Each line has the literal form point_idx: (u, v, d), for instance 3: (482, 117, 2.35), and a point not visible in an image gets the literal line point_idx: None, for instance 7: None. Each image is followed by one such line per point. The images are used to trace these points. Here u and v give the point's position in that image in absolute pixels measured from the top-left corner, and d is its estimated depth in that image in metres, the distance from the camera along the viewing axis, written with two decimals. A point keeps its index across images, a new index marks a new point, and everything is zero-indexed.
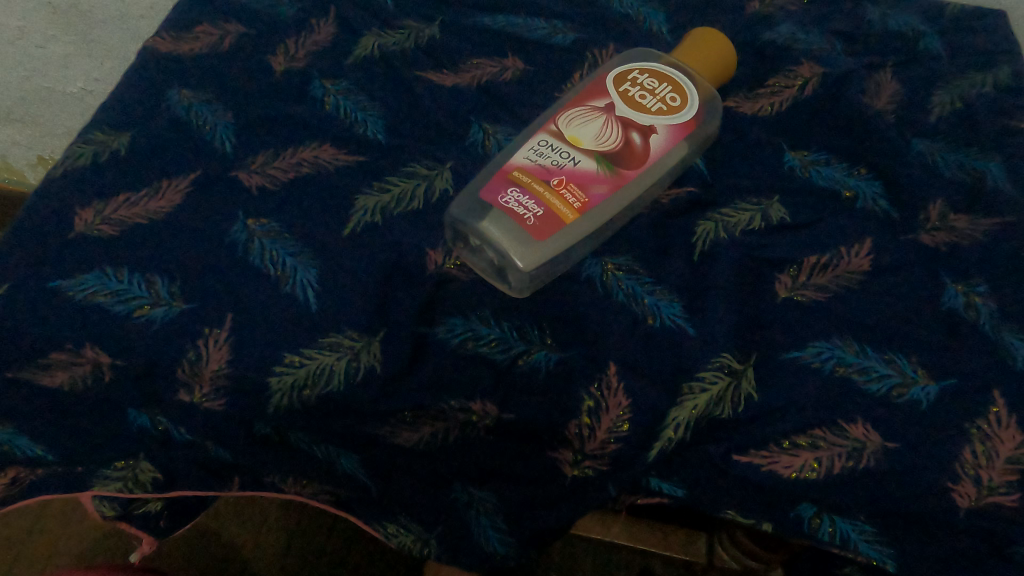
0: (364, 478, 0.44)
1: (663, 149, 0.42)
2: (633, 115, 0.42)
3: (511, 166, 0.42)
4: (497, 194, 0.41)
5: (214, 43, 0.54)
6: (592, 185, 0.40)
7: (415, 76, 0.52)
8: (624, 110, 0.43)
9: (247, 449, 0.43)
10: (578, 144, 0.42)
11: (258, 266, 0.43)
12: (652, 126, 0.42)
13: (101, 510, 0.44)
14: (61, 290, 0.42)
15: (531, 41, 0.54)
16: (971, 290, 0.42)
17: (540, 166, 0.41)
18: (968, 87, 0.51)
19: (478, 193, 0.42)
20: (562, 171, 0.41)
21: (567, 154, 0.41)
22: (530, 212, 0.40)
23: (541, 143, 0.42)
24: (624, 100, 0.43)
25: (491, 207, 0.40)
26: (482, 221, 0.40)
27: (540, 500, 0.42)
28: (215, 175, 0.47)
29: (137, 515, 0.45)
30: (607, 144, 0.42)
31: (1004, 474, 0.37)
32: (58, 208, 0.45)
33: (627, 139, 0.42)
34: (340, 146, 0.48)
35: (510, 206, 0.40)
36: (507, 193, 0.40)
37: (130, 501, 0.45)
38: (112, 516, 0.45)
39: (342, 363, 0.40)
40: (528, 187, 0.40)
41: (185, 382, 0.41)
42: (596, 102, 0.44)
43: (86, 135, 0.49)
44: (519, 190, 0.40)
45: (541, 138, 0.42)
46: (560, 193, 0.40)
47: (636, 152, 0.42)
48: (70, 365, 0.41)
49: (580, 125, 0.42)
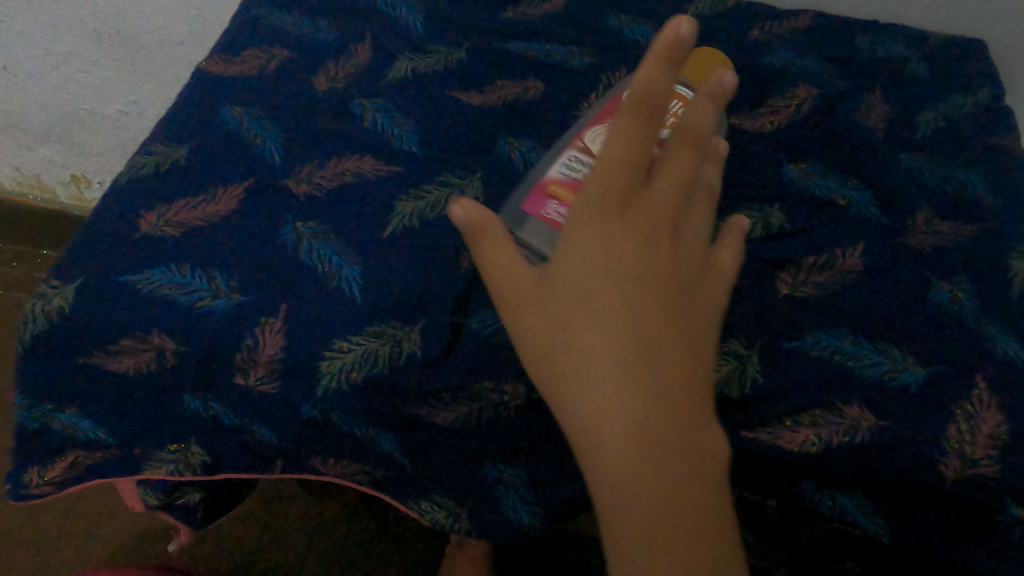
0: (400, 458, 0.46)
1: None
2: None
3: (548, 182, 0.46)
4: (539, 207, 0.45)
5: (262, 66, 0.59)
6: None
7: (446, 95, 0.57)
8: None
9: (296, 432, 0.46)
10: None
11: (308, 263, 0.47)
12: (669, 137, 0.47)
13: (146, 498, 0.48)
14: (132, 283, 0.47)
15: (552, 65, 0.60)
16: (955, 287, 0.46)
17: (575, 180, 0.46)
18: (950, 107, 0.57)
19: (522, 207, 0.46)
20: None
21: None
22: None
23: (573, 159, 0.47)
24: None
25: (534, 219, 0.45)
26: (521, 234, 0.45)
27: (565, 472, 0.45)
28: (266, 183, 0.52)
29: (176, 505, 0.50)
30: None
31: (987, 448, 0.40)
32: (126, 213, 0.50)
33: None
34: (380, 158, 0.53)
35: (551, 217, 0.44)
36: (548, 206, 0.45)
37: (172, 490, 0.49)
38: (154, 504, 0.48)
39: (386, 348, 0.44)
40: (564, 199, 0.45)
41: (242, 366, 0.45)
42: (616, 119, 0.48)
43: (147, 148, 0.54)
44: (558, 202, 0.45)
45: (571, 155, 0.47)
46: None
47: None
48: (137, 352, 0.45)
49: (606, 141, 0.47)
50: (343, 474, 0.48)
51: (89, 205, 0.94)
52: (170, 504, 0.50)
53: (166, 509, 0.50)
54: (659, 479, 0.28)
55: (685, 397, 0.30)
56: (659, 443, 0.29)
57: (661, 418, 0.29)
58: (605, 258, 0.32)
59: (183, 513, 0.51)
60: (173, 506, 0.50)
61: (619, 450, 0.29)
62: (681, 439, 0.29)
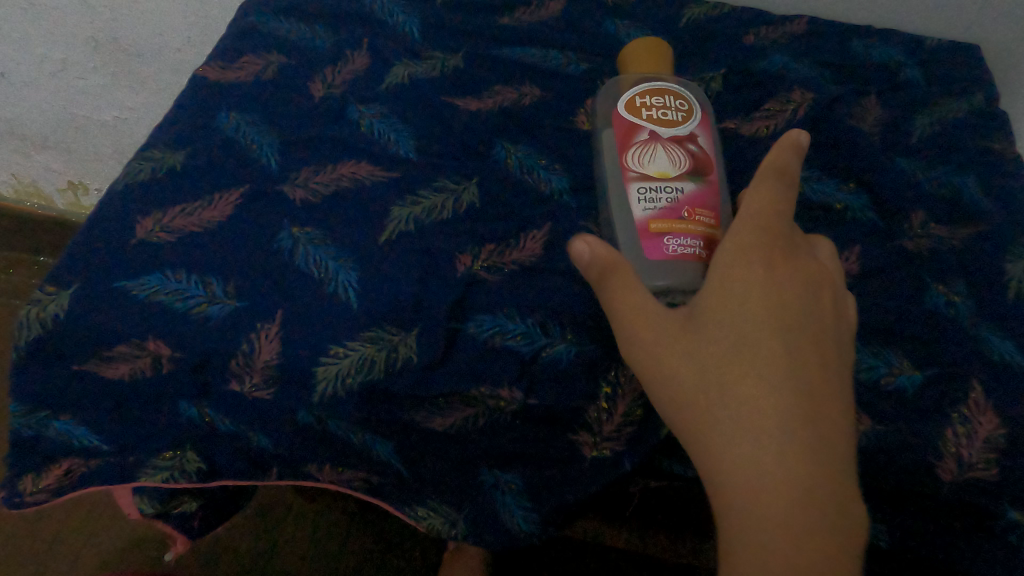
0: (397, 464, 0.46)
1: (709, 144, 0.45)
2: (677, 132, 0.44)
3: (641, 224, 0.42)
4: (660, 250, 0.41)
5: (259, 72, 0.59)
6: (706, 201, 0.42)
7: (442, 100, 0.57)
8: (667, 130, 0.43)
9: (294, 437, 0.46)
10: (670, 175, 0.42)
11: (303, 268, 0.47)
12: (693, 132, 0.44)
13: (142, 507, 0.48)
14: (127, 289, 0.46)
15: (548, 71, 0.60)
16: (951, 290, 0.47)
17: (663, 209, 0.42)
18: (945, 111, 0.58)
19: (634, 259, 0.42)
20: (682, 202, 0.42)
21: (671, 186, 0.42)
22: (695, 247, 0.41)
23: (642, 191, 0.42)
24: (660, 123, 0.43)
25: (661, 264, 0.41)
26: (683, 266, 0.41)
27: (562, 478, 0.45)
28: (262, 189, 0.52)
29: (173, 513, 0.50)
30: (686, 162, 0.43)
31: (984, 452, 0.40)
32: (122, 219, 0.50)
33: (692, 152, 0.43)
34: (376, 164, 0.53)
35: (680, 251, 0.41)
36: (668, 244, 0.41)
37: (168, 499, 0.48)
38: (150, 514, 0.48)
39: (383, 354, 0.44)
40: (675, 229, 0.41)
41: (237, 372, 0.45)
42: (640, 137, 0.43)
43: (143, 153, 0.54)
44: (672, 237, 0.41)
45: (637, 188, 0.42)
46: (697, 219, 0.41)
47: (703, 159, 0.43)
48: (133, 358, 0.46)
49: (656, 161, 0.42)
50: (342, 481, 0.47)
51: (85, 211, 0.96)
52: (167, 512, 0.49)
53: (163, 517, 0.50)
54: (770, 505, 0.31)
55: (797, 426, 0.32)
56: (771, 473, 0.31)
57: (779, 449, 0.31)
58: (752, 278, 0.35)
59: (180, 522, 0.51)
60: (170, 515, 0.50)
61: (771, 485, 0.31)
62: (817, 480, 0.31)
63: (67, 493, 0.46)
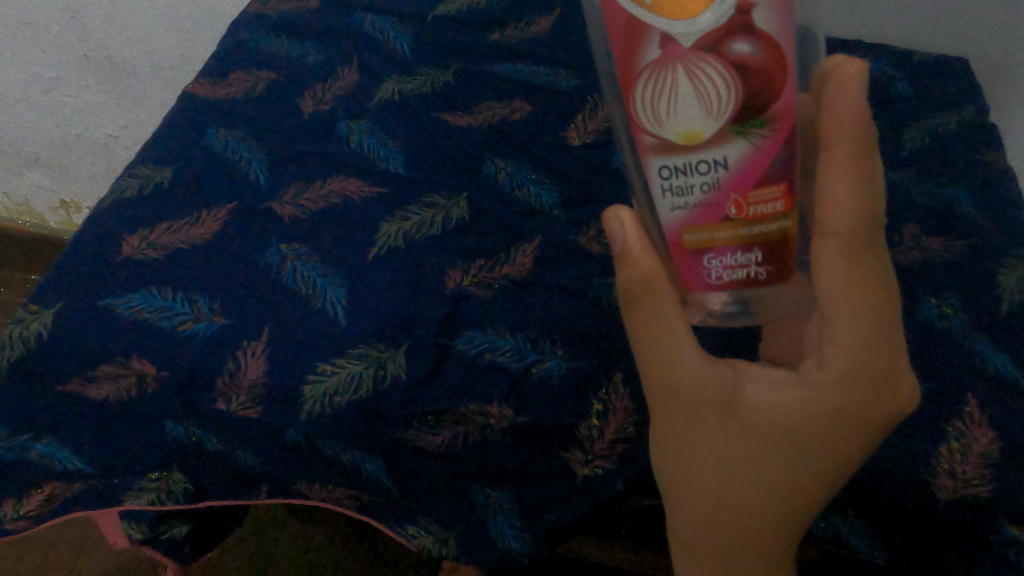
0: (386, 483, 0.45)
1: (781, 19, 0.25)
2: (705, 28, 0.25)
3: (670, 234, 0.29)
4: (699, 273, 0.30)
5: (249, 88, 0.60)
6: (769, 164, 0.27)
7: (432, 115, 0.58)
8: (688, 29, 0.25)
9: (280, 459, 0.45)
10: (702, 137, 0.27)
11: (290, 284, 0.47)
12: (740, 3, 0.25)
13: (128, 533, 0.46)
14: (112, 308, 0.46)
15: (539, 87, 0.61)
16: (943, 303, 0.47)
17: (702, 208, 0.28)
18: (935, 125, 0.58)
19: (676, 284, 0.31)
20: (729, 188, 0.28)
21: (710, 165, 0.27)
22: (754, 261, 0.29)
23: (667, 177, 0.28)
24: (670, 12, 0.25)
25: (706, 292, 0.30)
26: (734, 292, 0.30)
27: (555, 497, 0.44)
28: (250, 205, 0.51)
29: (161, 539, 0.48)
30: (733, 96, 0.26)
31: (978, 467, 0.39)
32: (109, 236, 0.50)
33: (742, 63, 0.25)
34: (365, 180, 0.53)
35: (727, 275, 0.29)
36: (709, 265, 0.29)
37: (157, 525, 0.46)
38: (139, 538, 0.46)
39: (370, 371, 0.44)
40: (720, 240, 0.29)
41: (223, 391, 0.43)
42: (649, 55, 0.26)
43: (132, 170, 0.54)
44: (716, 253, 0.29)
45: (658, 168, 0.28)
46: (754, 216, 0.28)
47: (761, 70, 0.26)
48: (117, 378, 0.45)
49: (681, 108, 0.26)
50: (331, 498, 0.47)
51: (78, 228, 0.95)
52: (155, 538, 0.47)
53: (150, 543, 0.47)
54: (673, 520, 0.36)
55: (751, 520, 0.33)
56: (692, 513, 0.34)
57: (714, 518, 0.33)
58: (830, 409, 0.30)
59: (169, 549, 0.49)
60: (158, 541, 0.48)
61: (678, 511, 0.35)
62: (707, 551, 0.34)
63: (47, 520, 0.45)
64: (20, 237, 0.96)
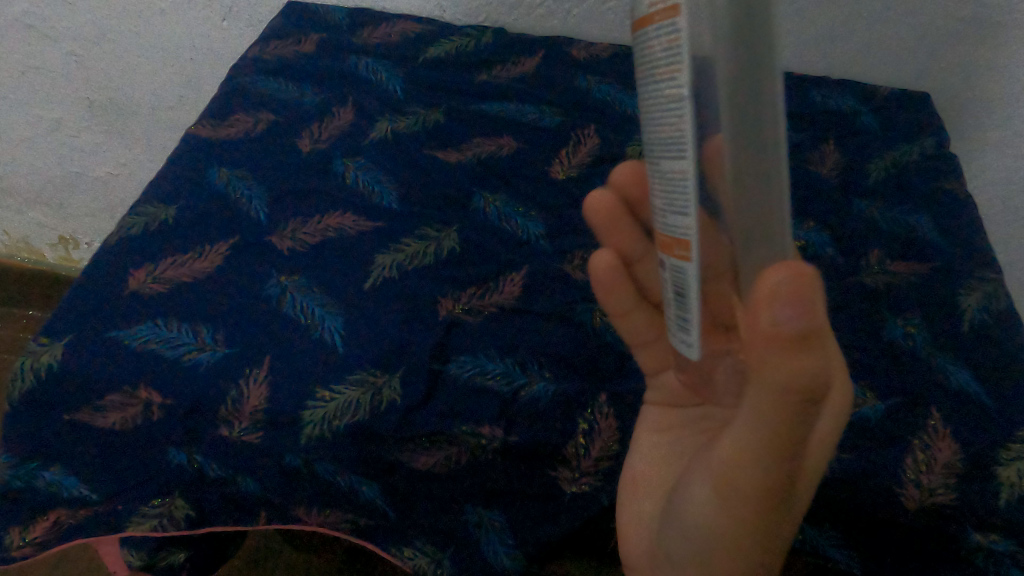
0: (382, 505, 0.47)
1: None
2: None
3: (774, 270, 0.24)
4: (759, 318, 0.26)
5: (249, 128, 0.63)
6: None
7: (423, 152, 0.61)
8: None
9: (281, 482, 0.46)
10: None
11: (290, 314, 0.49)
12: None
13: (129, 559, 0.48)
14: (119, 339, 0.48)
15: (526, 125, 0.65)
16: (908, 323, 0.50)
17: None
18: (898, 155, 0.62)
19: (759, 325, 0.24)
20: None
21: None
22: None
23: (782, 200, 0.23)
24: None
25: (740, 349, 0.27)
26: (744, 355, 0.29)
27: (545, 514, 0.46)
28: (252, 240, 0.54)
29: (160, 565, 0.49)
30: None
31: (944, 477, 0.41)
32: (116, 272, 0.52)
33: None
34: (360, 214, 0.56)
35: None
36: None
37: (155, 551, 0.48)
38: (138, 566, 0.48)
39: (367, 396, 0.45)
40: None
41: (226, 418, 0.45)
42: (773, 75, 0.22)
43: (138, 209, 0.56)
44: None
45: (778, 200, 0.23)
46: None
47: None
48: (125, 407, 0.46)
49: None
50: (329, 523, 0.48)
51: (75, 265, 0.98)
52: (153, 565, 0.49)
53: (149, 570, 0.49)
54: None
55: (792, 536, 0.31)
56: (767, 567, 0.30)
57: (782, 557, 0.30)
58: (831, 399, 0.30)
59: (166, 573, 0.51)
60: (156, 568, 0.49)
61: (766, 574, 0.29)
62: None
63: (53, 546, 0.47)
64: (17, 273, 0.98)
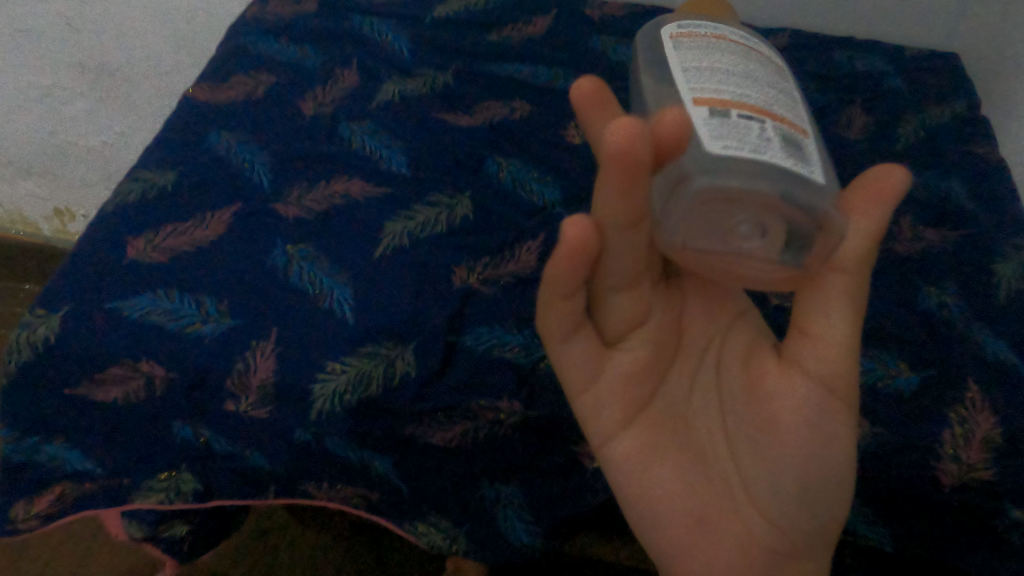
0: (396, 481, 0.45)
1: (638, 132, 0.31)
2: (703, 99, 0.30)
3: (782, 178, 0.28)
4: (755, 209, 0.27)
5: (250, 91, 0.60)
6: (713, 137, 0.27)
7: (433, 115, 0.58)
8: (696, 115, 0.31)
9: (287, 458, 0.44)
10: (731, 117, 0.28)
11: (297, 284, 0.47)
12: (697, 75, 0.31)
13: (129, 530, 0.46)
14: (119, 311, 0.46)
15: (540, 87, 0.62)
16: (942, 293, 0.48)
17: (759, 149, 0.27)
18: (928, 119, 0.60)
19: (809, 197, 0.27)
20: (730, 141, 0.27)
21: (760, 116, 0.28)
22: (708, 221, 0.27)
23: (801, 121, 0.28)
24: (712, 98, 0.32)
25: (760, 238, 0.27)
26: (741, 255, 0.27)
27: (567, 489, 0.45)
28: (256, 207, 0.51)
29: (162, 538, 0.47)
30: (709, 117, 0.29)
31: (982, 452, 0.39)
32: (114, 240, 0.50)
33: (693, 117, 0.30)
34: (369, 180, 0.53)
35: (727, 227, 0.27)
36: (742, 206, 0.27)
37: (158, 524, 0.46)
38: (139, 537, 0.46)
39: (380, 369, 0.43)
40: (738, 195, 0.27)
41: (232, 391, 0.43)
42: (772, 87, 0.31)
43: (136, 174, 0.54)
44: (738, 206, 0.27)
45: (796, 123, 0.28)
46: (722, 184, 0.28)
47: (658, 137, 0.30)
48: (127, 380, 0.44)
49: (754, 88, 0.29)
50: (338, 498, 0.46)
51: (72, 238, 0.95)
52: (155, 537, 0.47)
53: (151, 541, 0.47)
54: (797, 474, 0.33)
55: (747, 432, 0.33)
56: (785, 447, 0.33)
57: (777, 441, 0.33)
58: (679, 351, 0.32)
59: (169, 547, 0.48)
60: (158, 540, 0.47)
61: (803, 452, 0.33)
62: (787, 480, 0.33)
63: (60, 520, 0.45)
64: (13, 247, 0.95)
